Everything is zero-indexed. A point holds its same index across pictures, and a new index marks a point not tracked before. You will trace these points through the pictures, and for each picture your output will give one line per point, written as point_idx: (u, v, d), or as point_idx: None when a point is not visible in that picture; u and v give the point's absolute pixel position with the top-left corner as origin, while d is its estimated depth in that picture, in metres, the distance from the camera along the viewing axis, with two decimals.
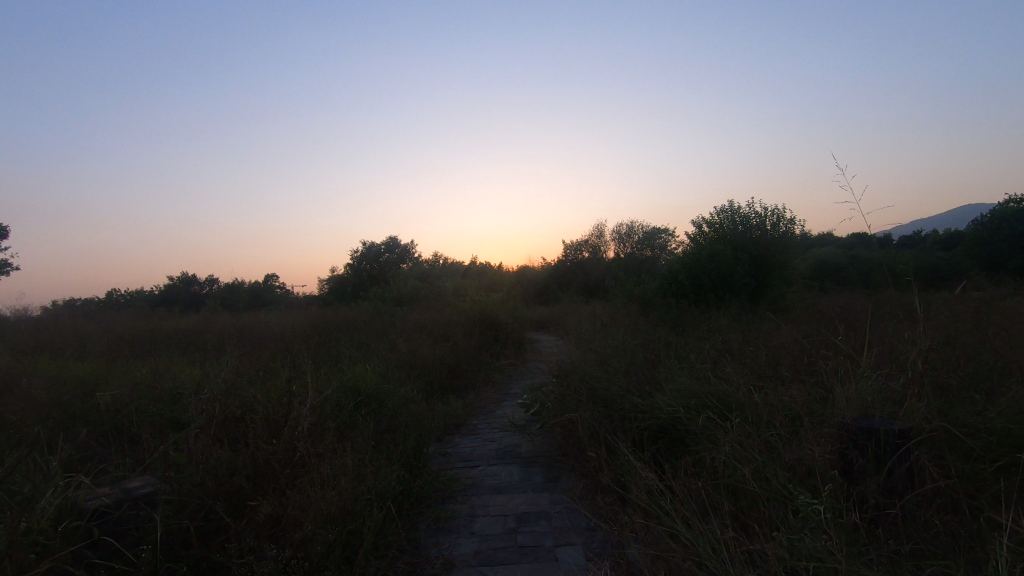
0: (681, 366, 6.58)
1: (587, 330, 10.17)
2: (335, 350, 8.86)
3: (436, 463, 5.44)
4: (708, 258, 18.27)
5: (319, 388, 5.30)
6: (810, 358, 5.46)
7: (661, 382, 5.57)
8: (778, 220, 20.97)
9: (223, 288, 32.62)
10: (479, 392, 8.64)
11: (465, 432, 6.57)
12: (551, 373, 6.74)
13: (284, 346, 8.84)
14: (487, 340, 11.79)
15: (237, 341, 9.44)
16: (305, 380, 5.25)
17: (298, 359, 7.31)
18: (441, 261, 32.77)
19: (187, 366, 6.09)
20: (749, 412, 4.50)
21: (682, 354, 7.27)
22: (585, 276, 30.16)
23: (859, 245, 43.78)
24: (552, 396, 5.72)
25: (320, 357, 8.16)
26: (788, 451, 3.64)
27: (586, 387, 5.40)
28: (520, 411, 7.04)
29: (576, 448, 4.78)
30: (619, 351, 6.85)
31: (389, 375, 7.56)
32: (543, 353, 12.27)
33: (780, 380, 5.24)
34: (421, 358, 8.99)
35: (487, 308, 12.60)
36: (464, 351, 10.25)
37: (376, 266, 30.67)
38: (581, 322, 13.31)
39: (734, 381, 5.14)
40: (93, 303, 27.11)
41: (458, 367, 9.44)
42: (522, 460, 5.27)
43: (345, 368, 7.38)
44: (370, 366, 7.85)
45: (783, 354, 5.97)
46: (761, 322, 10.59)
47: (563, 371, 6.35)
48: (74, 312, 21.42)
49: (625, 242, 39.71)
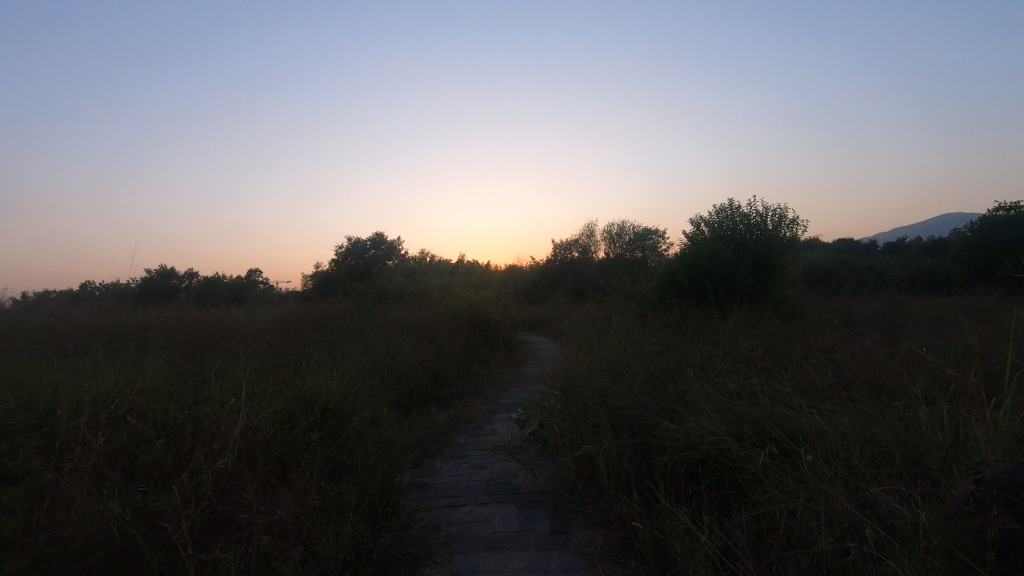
0: (709, 378, 5.50)
1: (587, 333, 9.10)
2: (302, 352, 7.66)
3: (411, 500, 4.28)
4: (709, 258, 17.29)
5: (262, 407, 4.15)
6: (880, 379, 4.40)
7: (695, 398, 4.50)
8: (780, 221, 20.06)
9: (202, 281, 31.19)
10: (465, 403, 7.49)
11: (448, 454, 5.43)
12: (554, 385, 5.62)
13: (242, 349, 7.63)
14: (475, 343, 10.61)
15: (189, 343, 8.21)
16: (242, 397, 4.07)
17: (251, 367, 6.13)
18: (428, 259, 31.54)
19: (101, 372, 4.87)
20: (822, 445, 3.46)
21: (706, 365, 6.18)
22: (575, 276, 29.11)
23: (851, 250, 43.30)
24: (558, 416, 4.60)
25: (281, 361, 6.99)
26: (909, 515, 2.57)
27: (602, 405, 4.31)
28: (515, 429, 5.91)
29: (592, 485, 3.72)
30: (634, 359, 5.76)
31: (359, 383, 6.39)
32: (535, 358, 11.11)
33: (848, 401, 4.18)
34: (399, 363, 7.81)
35: (475, 307, 11.43)
36: (449, 356, 9.08)
37: (360, 261, 29.32)
38: (578, 324, 12.18)
39: (793, 403, 4.08)
40: (62, 295, 25.58)
41: (442, 374, 8.28)
42: (521, 498, 4.13)
43: (307, 375, 6.21)
44: (338, 371, 6.68)
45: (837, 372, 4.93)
46: (779, 329, 9.56)
47: (570, 382, 5.24)
48: (37, 304, 20.01)
49: (615, 242, 38.69)
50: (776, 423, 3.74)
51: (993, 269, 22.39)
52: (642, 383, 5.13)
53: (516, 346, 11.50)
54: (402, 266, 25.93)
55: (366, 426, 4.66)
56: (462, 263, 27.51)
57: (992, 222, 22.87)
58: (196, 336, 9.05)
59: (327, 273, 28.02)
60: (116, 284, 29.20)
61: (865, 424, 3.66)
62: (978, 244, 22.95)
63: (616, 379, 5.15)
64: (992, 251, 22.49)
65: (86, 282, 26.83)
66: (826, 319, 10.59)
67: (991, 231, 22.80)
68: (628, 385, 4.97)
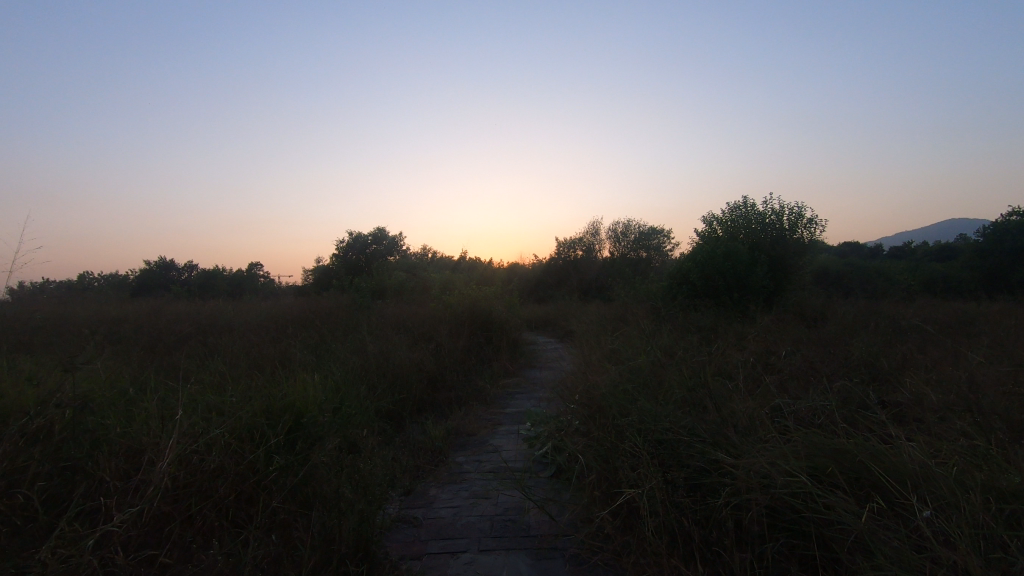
0: (753, 396, 4.66)
1: (600, 337, 8.26)
2: (285, 352, 6.86)
3: (397, 542, 3.46)
4: (724, 257, 16.39)
5: (212, 432, 3.33)
6: (980, 412, 3.54)
7: (749, 429, 3.67)
8: (796, 220, 19.11)
9: (200, 273, 30.38)
10: (465, 413, 6.66)
11: (444, 478, 4.60)
12: (571, 398, 4.77)
13: (218, 348, 6.82)
14: (477, 344, 9.76)
15: (163, 341, 7.42)
16: (187, 422, 3.26)
17: (220, 376, 5.34)
18: (430, 255, 30.66)
19: (25, 379, 4.03)
20: (937, 495, 2.65)
21: (746, 381, 5.34)
22: (581, 275, 28.24)
23: (859, 255, 42.33)
24: (578, 441, 3.78)
25: (258, 363, 6.19)
26: None
27: (638, 432, 3.50)
28: (523, 449, 5.08)
29: (629, 538, 2.91)
30: (664, 369, 4.92)
31: (344, 390, 5.56)
32: (542, 362, 10.25)
33: (945, 435, 3.34)
34: (392, 365, 6.97)
35: (478, 305, 10.59)
36: (449, 358, 8.25)
37: (361, 256, 28.51)
38: (588, 325, 11.34)
39: (882, 435, 3.26)
40: (57, 285, 24.86)
41: (440, 379, 7.44)
42: (533, 544, 3.28)
43: (285, 380, 5.39)
44: (322, 376, 5.86)
45: (918, 402, 4.06)
46: (811, 336, 8.67)
47: (593, 395, 4.39)
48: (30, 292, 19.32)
49: (619, 241, 37.56)
50: (867, 461, 2.95)
51: (1006, 275, 21.58)
52: (678, 400, 4.28)
53: (521, 348, 10.65)
54: (404, 261, 25.07)
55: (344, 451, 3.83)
56: (464, 260, 26.65)
57: (1008, 226, 21.98)
58: (173, 331, 8.26)
59: (326, 268, 27.26)
60: (113, 274, 28.53)
61: (986, 468, 2.84)
62: (991, 249, 22.12)
63: (648, 395, 4.33)
64: (1008, 257, 21.66)
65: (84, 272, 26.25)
66: (856, 328, 9.72)
67: (1011, 236, 21.85)
68: (663, 403, 4.13)
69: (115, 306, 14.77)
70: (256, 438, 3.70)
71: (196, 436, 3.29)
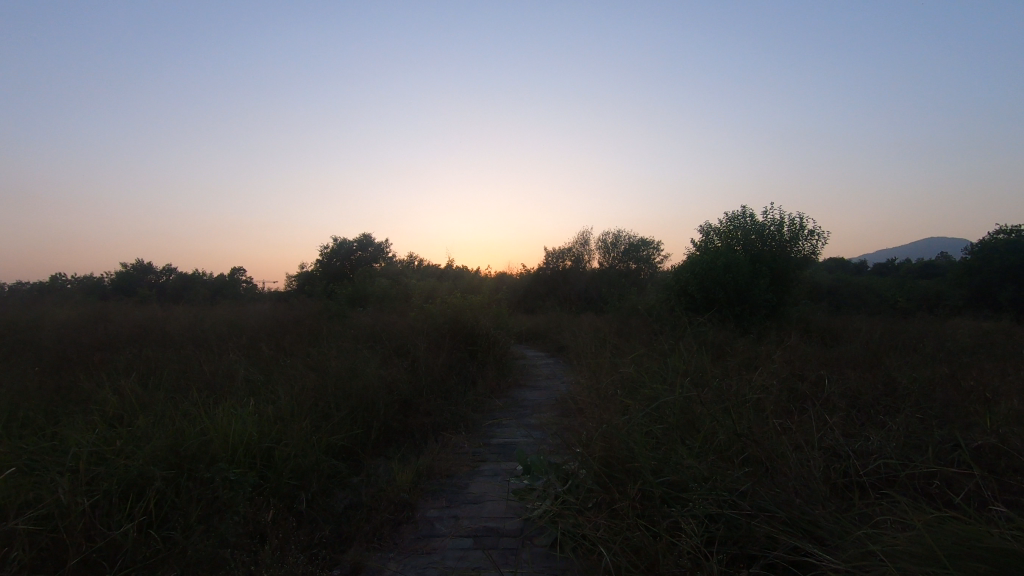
0: (816, 452, 3.55)
1: (599, 357, 7.15)
2: (228, 369, 5.70)
3: None
4: (725, 269, 15.38)
5: (40, 545, 2.54)
6: None
7: (839, 516, 2.58)
8: (797, 232, 18.16)
9: (176, 278, 28.87)
10: (443, 447, 5.51)
11: (406, 547, 3.44)
12: (578, 443, 3.64)
13: (147, 369, 5.67)
14: (460, 361, 8.60)
15: (87, 356, 6.26)
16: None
17: (127, 410, 4.19)
18: (416, 262, 29.44)
19: None
20: None
21: (793, 421, 4.25)
22: (571, 286, 27.21)
23: (847, 270, 41.76)
24: (597, 526, 2.68)
25: (188, 389, 5.04)
26: None
27: (693, 530, 2.44)
28: (511, 505, 3.93)
29: None
30: (697, 404, 3.79)
31: (288, 423, 4.42)
32: (534, 381, 9.09)
33: None
34: (355, 385, 5.81)
35: (462, 315, 9.43)
36: (426, 377, 7.09)
37: (344, 263, 27.21)
38: (583, 340, 10.23)
39: None
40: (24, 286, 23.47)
41: (414, 403, 6.28)
42: None
43: (212, 411, 4.24)
44: (263, 407, 4.72)
45: None
46: (838, 358, 7.62)
47: (609, 441, 3.31)
48: None
49: (609, 253, 36.44)
50: None
51: (995, 294, 20.85)
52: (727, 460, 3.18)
53: (510, 364, 9.51)
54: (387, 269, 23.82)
55: (247, 542, 2.73)
56: (450, 267, 25.49)
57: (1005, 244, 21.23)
58: (107, 344, 7.07)
59: (307, 274, 26.01)
60: (86, 276, 27.11)
61: None
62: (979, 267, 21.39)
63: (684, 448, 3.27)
64: (1001, 275, 20.90)
65: (54, 274, 24.92)
66: (883, 350, 8.67)
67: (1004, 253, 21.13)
68: (710, 461, 3.02)
69: (74, 308, 13.53)
70: (118, 536, 2.61)
71: (11, 551, 2.46)
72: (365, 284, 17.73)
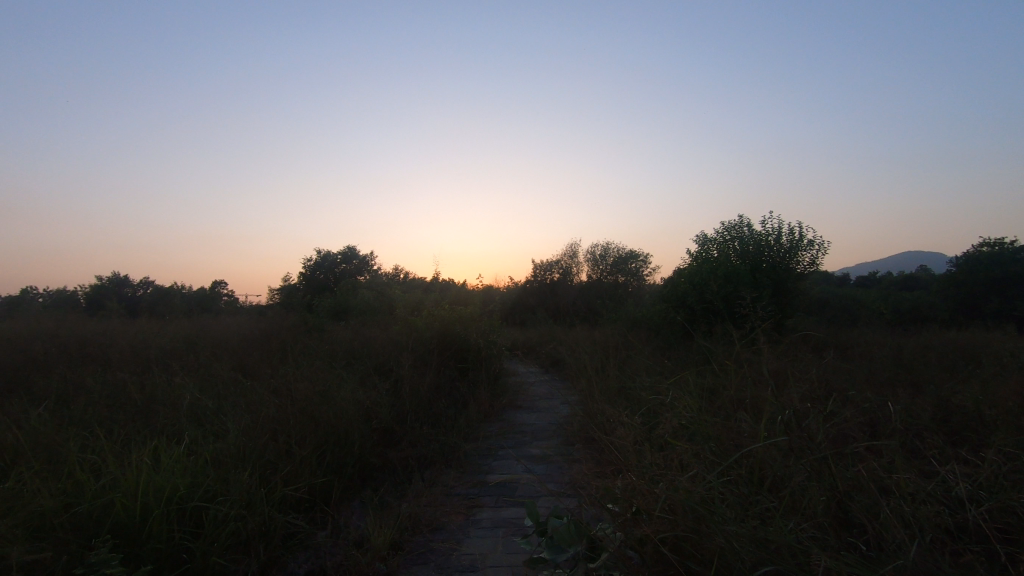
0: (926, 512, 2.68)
1: (607, 379, 6.26)
2: (171, 397, 4.72)
3: None
4: (725, 278, 14.58)
5: None
6: None
7: None
8: (797, 242, 17.48)
9: (150, 292, 27.56)
10: (430, 487, 4.56)
11: None
12: (611, 502, 2.75)
13: (71, 400, 4.68)
14: (449, 382, 7.61)
15: (5, 387, 5.25)
16: None
17: (19, 461, 3.25)
18: (401, 274, 28.45)
19: None
20: None
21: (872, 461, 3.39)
22: (560, 299, 26.40)
23: (835, 283, 41.48)
24: None
25: (114, 424, 4.08)
26: None
27: None
28: None
29: None
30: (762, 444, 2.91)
31: (232, 468, 3.46)
32: (531, 403, 8.12)
33: None
34: (325, 411, 4.86)
35: (451, 328, 8.49)
36: (410, 400, 6.11)
37: (326, 276, 26.12)
38: (583, 355, 9.34)
39: None
40: None
41: (397, 432, 5.32)
42: None
43: (131, 456, 3.29)
44: (204, 448, 3.77)
45: None
46: (874, 375, 6.80)
47: (665, 502, 2.43)
48: None
49: (598, 265, 35.70)
50: None
51: (982, 306, 20.40)
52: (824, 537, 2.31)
53: (504, 382, 8.58)
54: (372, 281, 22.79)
55: None
56: (437, 280, 24.51)
57: (1000, 254, 20.80)
58: (38, 370, 6.06)
59: (288, 287, 24.88)
60: (57, 290, 25.81)
61: None
62: (971, 278, 20.92)
63: (760, 512, 2.41)
64: (991, 286, 20.48)
65: (19, 288, 23.61)
66: (913, 366, 7.86)
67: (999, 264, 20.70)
68: (806, 543, 2.15)
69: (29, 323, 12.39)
70: None
71: None
72: (348, 296, 16.73)
